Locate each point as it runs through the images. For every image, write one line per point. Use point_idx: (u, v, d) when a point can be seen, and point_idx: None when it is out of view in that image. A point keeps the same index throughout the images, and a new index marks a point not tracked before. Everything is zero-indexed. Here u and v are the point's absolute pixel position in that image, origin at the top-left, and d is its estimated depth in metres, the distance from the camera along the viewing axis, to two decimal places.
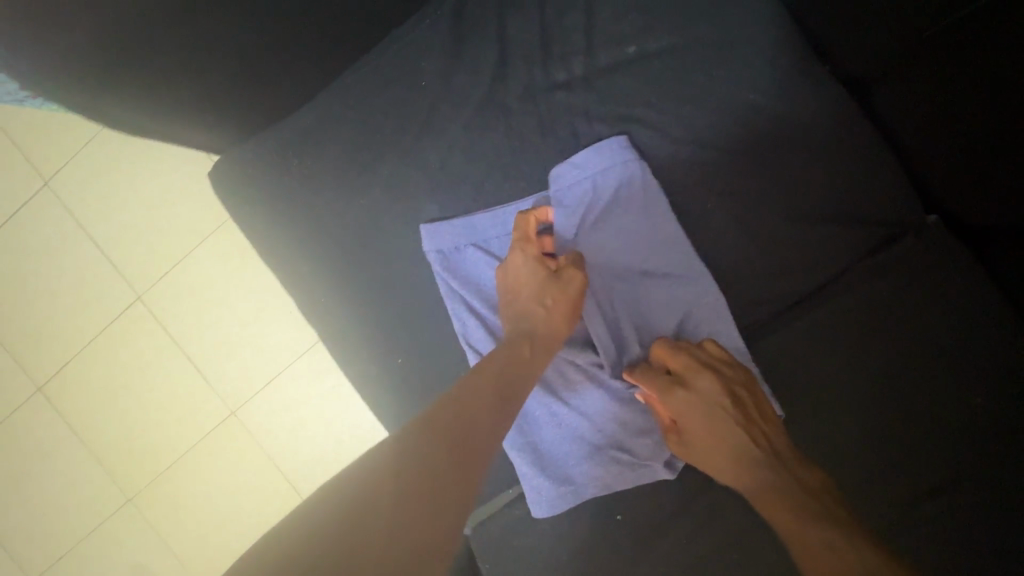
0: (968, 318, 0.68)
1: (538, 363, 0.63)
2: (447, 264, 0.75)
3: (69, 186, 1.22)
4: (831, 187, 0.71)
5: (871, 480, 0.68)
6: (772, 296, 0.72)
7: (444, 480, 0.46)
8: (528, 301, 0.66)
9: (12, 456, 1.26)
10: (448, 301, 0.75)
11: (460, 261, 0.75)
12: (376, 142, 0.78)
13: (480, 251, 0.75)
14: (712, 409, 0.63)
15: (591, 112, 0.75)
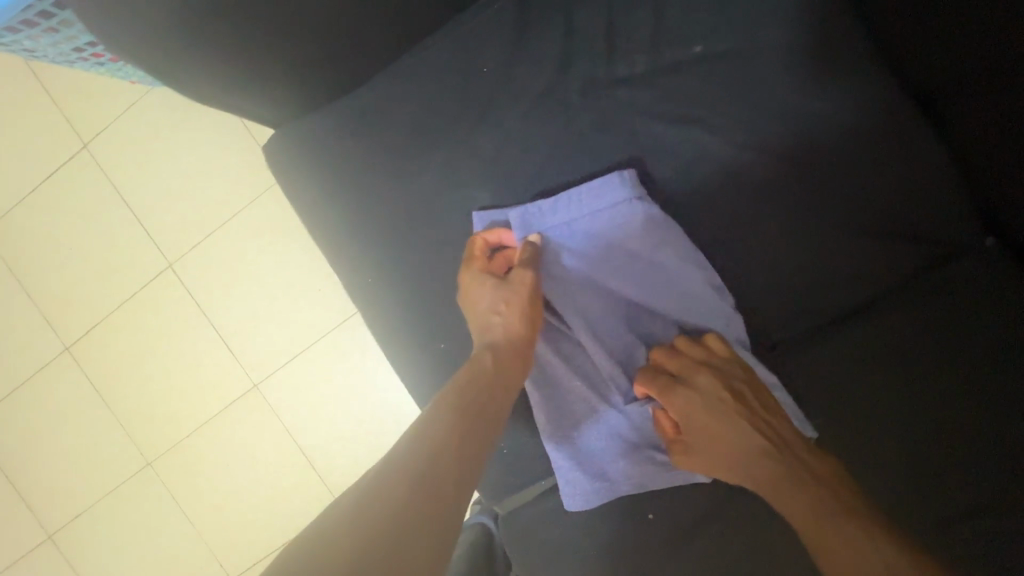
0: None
1: (507, 367, 0.66)
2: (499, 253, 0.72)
3: (112, 157, 1.28)
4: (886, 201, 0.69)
5: (910, 494, 0.66)
6: (825, 307, 0.71)
7: (411, 509, 0.48)
8: (485, 311, 0.69)
9: (62, 433, 1.35)
10: None
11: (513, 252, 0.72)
12: (429, 135, 0.73)
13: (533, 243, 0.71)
14: (716, 407, 0.65)
15: (654, 109, 0.71)
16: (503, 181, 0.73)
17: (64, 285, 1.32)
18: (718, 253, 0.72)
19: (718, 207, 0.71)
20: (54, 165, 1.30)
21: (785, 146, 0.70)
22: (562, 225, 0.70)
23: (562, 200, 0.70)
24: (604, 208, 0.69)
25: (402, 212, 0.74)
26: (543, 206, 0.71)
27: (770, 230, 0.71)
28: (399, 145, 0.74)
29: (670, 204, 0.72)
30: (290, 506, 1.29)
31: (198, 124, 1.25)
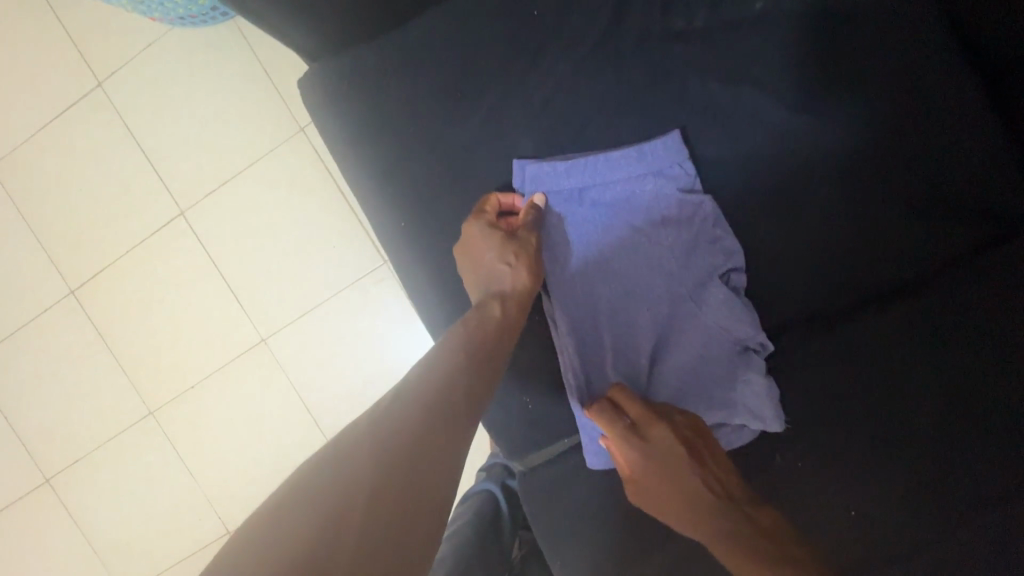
0: None
1: (509, 321, 0.65)
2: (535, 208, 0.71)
3: (127, 97, 1.24)
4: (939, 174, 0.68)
5: (930, 478, 0.63)
6: (864, 279, 0.70)
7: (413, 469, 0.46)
8: (490, 264, 0.67)
9: (63, 378, 1.33)
10: None
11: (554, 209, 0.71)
12: (474, 78, 0.71)
13: (571, 201, 0.71)
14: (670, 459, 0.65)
15: (708, 66, 0.69)
16: (549, 133, 0.71)
17: (72, 227, 1.29)
18: (763, 219, 0.70)
19: (766, 172, 0.70)
20: (67, 101, 1.26)
21: (839, 114, 0.68)
22: (601, 187, 0.70)
23: (606, 158, 0.69)
24: (644, 175, 0.70)
25: (441, 157, 0.72)
26: (587, 163, 0.70)
27: (818, 199, 0.69)
28: (444, 88, 0.71)
29: (717, 166, 0.70)
30: (293, 463, 1.28)
31: (220, 68, 1.21)
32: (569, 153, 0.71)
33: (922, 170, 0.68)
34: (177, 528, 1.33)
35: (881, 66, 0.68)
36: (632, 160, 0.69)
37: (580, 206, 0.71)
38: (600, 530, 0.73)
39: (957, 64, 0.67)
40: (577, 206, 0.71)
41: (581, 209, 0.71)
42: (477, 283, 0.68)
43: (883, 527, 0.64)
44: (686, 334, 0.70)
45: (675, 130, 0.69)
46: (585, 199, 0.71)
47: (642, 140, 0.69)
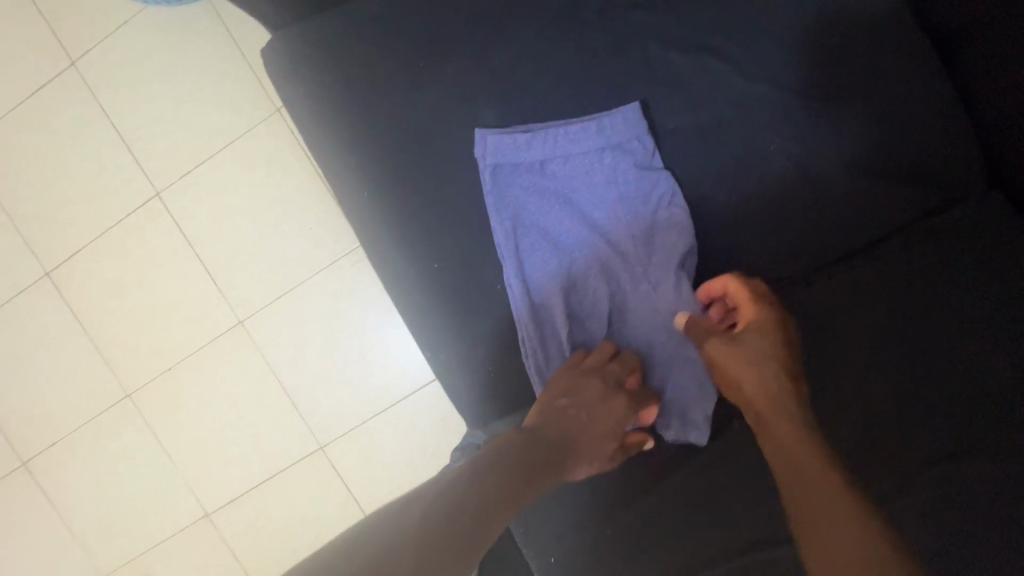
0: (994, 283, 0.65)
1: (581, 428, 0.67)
2: (496, 176, 0.71)
3: (99, 76, 1.23)
4: (892, 137, 0.68)
5: (865, 432, 0.65)
6: (821, 246, 0.71)
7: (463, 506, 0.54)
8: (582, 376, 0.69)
9: (39, 360, 1.32)
10: (494, 218, 0.71)
11: (512, 180, 0.71)
12: (438, 44, 0.71)
13: (531, 171, 0.71)
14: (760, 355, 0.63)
15: (669, 35, 0.70)
16: (512, 101, 0.71)
17: (46, 208, 1.28)
18: (725, 186, 0.71)
19: (727, 140, 0.70)
20: (40, 81, 1.25)
21: (798, 83, 0.69)
22: (561, 159, 0.71)
23: (566, 132, 0.70)
24: (601, 149, 0.70)
25: (406, 127, 0.72)
26: (547, 134, 0.70)
27: (780, 166, 0.70)
28: (408, 55, 0.71)
29: (679, 134, 0.71)
30: (272, 445, 1.28)
31: (194, 47, 1.20)
32: (530, 123, 0.71)
33: (878, 135, 0.68)
34: (156, 511, 1.33)
35: (839, 35, 0.68)
36: (585, 131, 0.69)
37: (538, 177, 0.71)
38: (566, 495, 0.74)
39: (913, 31, 0.68)
40: (536, 179, 0.71)
41: (542, 180, 0.71)
42: (556, 413, 0.67)
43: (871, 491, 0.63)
44: (643, 313, 0.72)
45: (634, 102, 0.69)
46: (542, 171, 0.71)
47: (599, 112, 0.70)
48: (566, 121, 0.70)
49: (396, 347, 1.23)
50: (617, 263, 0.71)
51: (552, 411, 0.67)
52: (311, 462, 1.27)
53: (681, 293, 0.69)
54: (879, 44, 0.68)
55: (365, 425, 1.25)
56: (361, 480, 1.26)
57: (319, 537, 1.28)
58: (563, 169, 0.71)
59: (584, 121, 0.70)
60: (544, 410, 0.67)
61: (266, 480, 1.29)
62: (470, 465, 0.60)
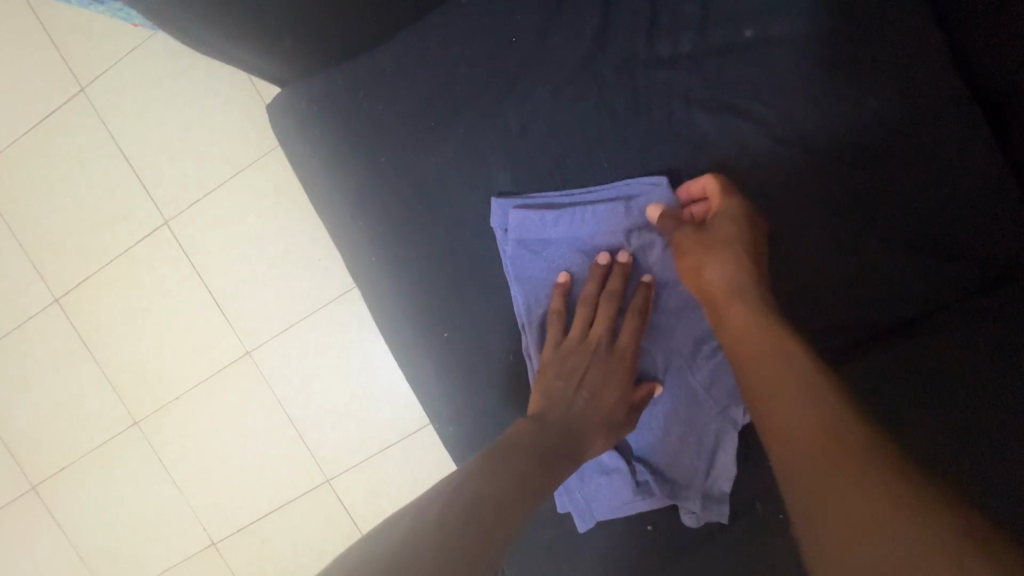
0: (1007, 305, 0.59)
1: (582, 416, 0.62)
2: (515, 249, 0.67)
3: (109, 103, 1.22)
4: (933, 208, 0.64)
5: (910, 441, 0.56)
6: (855, 323, 0.66)
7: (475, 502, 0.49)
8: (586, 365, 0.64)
9: (47, 385, 1.32)
10: (512, 290, 0.68)
11: (531, 251, 0.67)
12: (453, 102, 0.69)
13: (556, 246, 0.67)
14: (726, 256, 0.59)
15: (693, 95, 0.67)
16: (527, 161, 0.68)
17: (55, 234, 1.27)
18: None
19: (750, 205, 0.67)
20: (50, 106, 1.24)
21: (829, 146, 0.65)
22: (586, 237, 0.67)
23: (592, 213, 0.66)
24: (631, 231, 0.66)
25: (416, 187, 0.70)
26: (573, 213, 0.66)
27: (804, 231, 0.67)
28: (420, 113, 0.69)
29: None
30: (277, 476, 1.27)
31: (204, 76, 1.19)
32: (553, 195, 0.67)
33: (918, 207, 0.64)
34: (163, 538, 1.32)
35: (876, 96, 0.64)
36: (613, 210, 0.66)
37: (560, 252, 0.67)
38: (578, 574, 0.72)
39: (959, 97, 0.63)
40: (558, 254, 0.68)
41: (566, 256, 0.68)
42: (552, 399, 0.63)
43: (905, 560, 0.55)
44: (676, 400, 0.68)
45: (661, 175, 0.65)
46: (564, 246, 0.67)
47: (631, 181, 0.66)
48: (593, 197, 0.66)
49: (404, 381, 1.21)
50: (646, 345, 0.68)
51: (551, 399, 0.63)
52: (317, 494, 1.26)
53: (710, 381, 0.66)
54: (920, 108, 0.63)
55: (371, 459, 1.23)
56: (367, 514, 1.24)
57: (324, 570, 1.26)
58: (588, 247, 0.67)
59: (610, 195, 0.66)
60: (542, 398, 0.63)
61: (273, 511, 1.28)
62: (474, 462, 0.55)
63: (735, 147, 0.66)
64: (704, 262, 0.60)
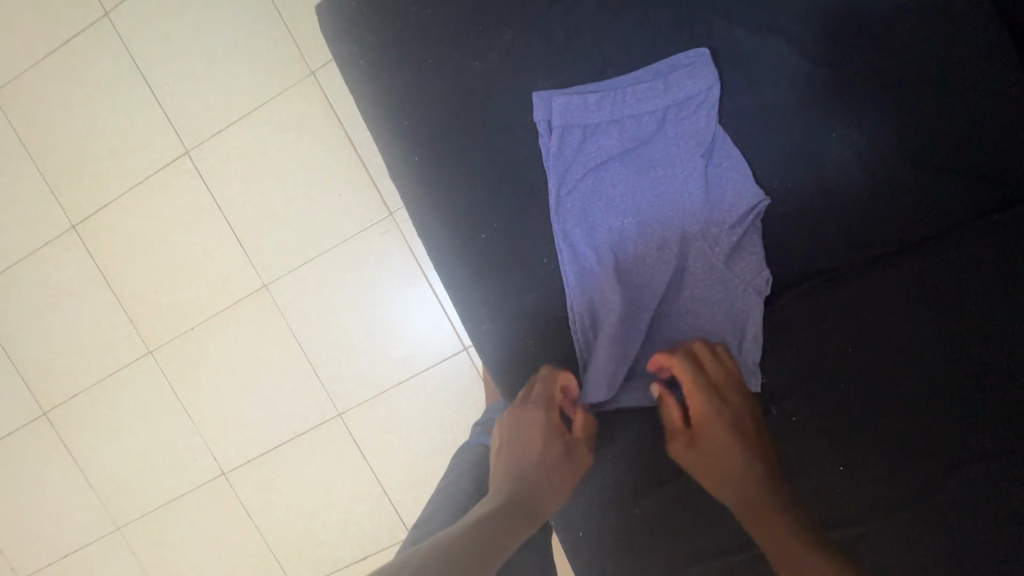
0: (978, 264, 0.61)
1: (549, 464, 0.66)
2: (559, 138, 0.67)
3: (132, 30, 1.22)
4: (972, 132, 0.62)
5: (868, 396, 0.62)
6: (876, 235, 0.65)
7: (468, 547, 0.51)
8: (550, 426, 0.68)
9: (61, 311, 1.33)
10: (551, 179, 0.67)
11: (571, 139, 0.67)
12: (492, 8, 0.67)
13: (595, 136, 0.68)
14: (735, 429, 0.64)
15: (736, 13, 0.66)
16: (568, 71, 0.67)
17: (74, 161, 1.27)
18: (786, 172, 0.66)
19: (789, 123, 0.66)
20: (72, 30, 1.23)
21: (882, 67, 0.63)
22: (627, 118, 0.67)
23: (634, 90, 0.66)
24: (669, 106, 0.66)
25: (460, 92, 0.68)
26: (616, 93, 0.66)
27: (840, 156, 0.65)
28: (462, 17, 0.67)
29: (739, 117, 0.67)
30: (289, 410, 1.29)
31: (233, 7, 1.18)
32: (597, 83, 0.67)
33: (963, 131, 0.62)
34: (172, 467, 1.34)
35: (933, 19, 0.62)
36: (648, 89, 0.66)
37: (597, 136, 0.68)
38: (601, 484, 0.69)
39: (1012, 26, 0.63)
40: (597, 140, 0.68)
41: (605, 140, 0.68)
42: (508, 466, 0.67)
43: (872, 496, 0.59)
44: (696, 288, 0.68)
45: (704, 49, 0.65)
46: (602, 130, 0.67)
47: (670, 65, 0.65)
48: (636, 77, 0.66)
49: (419, 320, 1.24)
50: (674, 225, 0.67)
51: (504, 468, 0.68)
52: (327, 429, 1.28)
53: (728, 261, 0.66)
54: (977, 32, 0.62)
55: (384, 395, 1.26)
56: (377, 449, 1.27)
57: (333, 502, 1.29)
58: (621, 125, 0.67)
59: (648, 76, 0.66)
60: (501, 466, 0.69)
61: (283, 444, 1.30)
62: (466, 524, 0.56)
63: (776, 67, 0.65)
64: (718, 426, 0.64)
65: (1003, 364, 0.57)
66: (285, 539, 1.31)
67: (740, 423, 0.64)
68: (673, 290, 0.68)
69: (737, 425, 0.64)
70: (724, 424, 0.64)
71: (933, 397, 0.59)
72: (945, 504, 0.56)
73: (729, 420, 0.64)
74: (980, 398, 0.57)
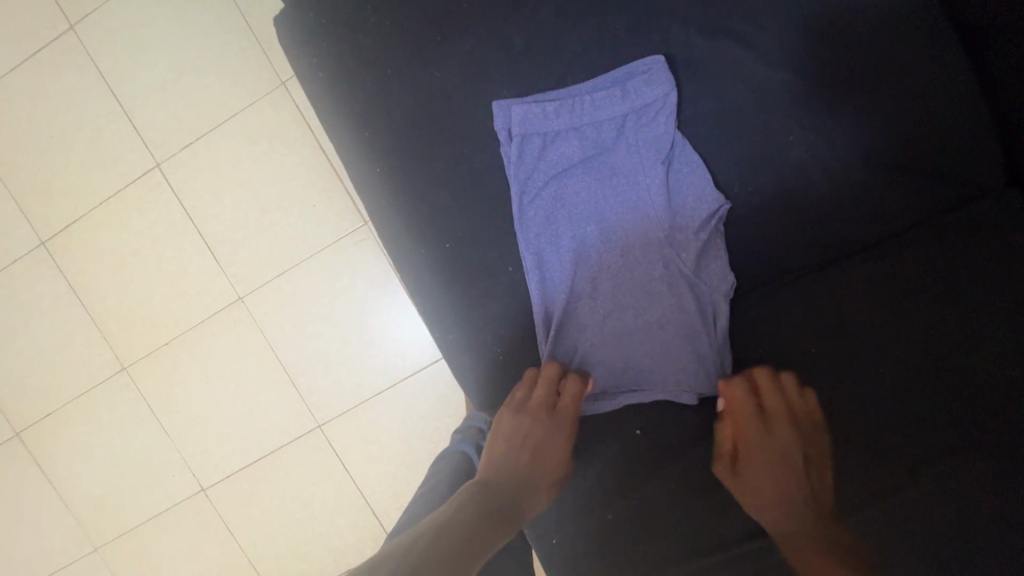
0: (936, 258, 0.61)
1: (534, 468, 0.65)
2: (521, 147, 0.67)
3: (98, 42, 1.20)
4: (923, 136, 0.63)
5: (832, 396, 0.61)
6: (835, 239, 0.66)
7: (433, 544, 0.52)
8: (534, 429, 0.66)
9: (32, 329, 1.30)
10: (513, 187, 0.67)
11: (532, 147, 0.67)
12: (450, 17, 0.67)
13: (556, 143, 0.68)
14: (778, 461, 0.60)
15: (692, 18, 0.66)
16: (528, 78, 0.67)
17: (42, 176, 1.25)
18: (746, 176, 0.67)
19: (747, 127, 0.66)
20: (37, 43, 1.22)
21: (835, 71, 0.64)
22: (587, 125, 0.67)
23: (592, 98, 0.66)
24: (629, 113, 0.66)
25: (421, 102, 0.68)
26: (576, 100, 0.66)
27: (798, 158, 0.66)
28: (420, 27, 0.67)
29: (699, 121, 0.67)
30: (268, 424, 1.27)
31: (200, 18, 1.18)
32: (557, 91, 0.67)
33: (914, 134, 0.63)
34: (150, 485, 1.32)
35: (884, 23, 0.63)
36: (607, 97, 0.66)
37: (558, 143, 0.68)
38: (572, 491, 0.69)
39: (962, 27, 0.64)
40: (559, 147, 0.68)
41: (566, 148, 0.68)
42: (498, 452, 0.67)
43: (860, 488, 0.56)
44: (661, 295, 0.68)
45: (660, 55, 0.65)
46: (562, 137, 0.67)
47: (628, 71, 0.66)
48: (594, 84, 0.66)
49: (397, 329, 1.23)
50: (634, 231, 0.68)
51: (493, 450, 0.67)
52: (307, 441, 1.27)
53: (691, 266, 0.67)
54: (927, 36, 0.63)
55: (364, 405, 1.25)
56: (358, 460, 1.26)
57: (315, 515, 1.28)
58: (581, 132, 0.67)
59: (607, 83, 0.66)
60: (490, 444, 0.68)
61: (263, 458, 1.28)
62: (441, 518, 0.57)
63: (733, 72, 0.66)
64: (762, 454, 0.61)
65: (976, 358, 0.55)
66: (267, 554, 1.29)
67: (786, 454, 0.60)
68: (636, 296, 0.69)
69: (782, 453, 0.61)
70: (768, 452, 0.61)
71: (897, 392, 0.57)
72: (919, 502, 0.53)
73: (774, 448, 0.61)
74: (944, 388, 0.56)
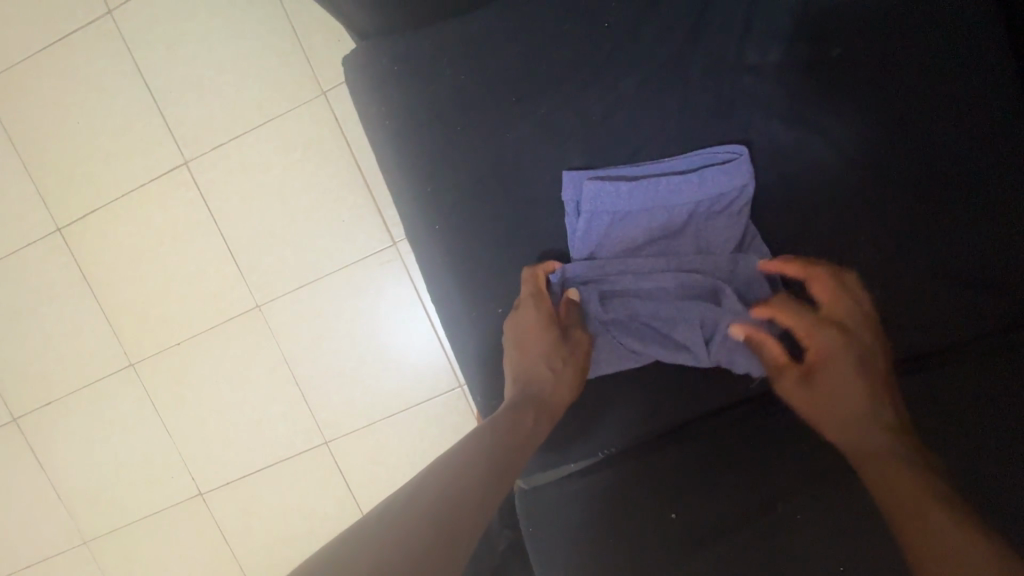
0: (983, 378, 0.62)
1: (552, 376, 0.65)
2: (589, 223, 0.66)
3: (136, 30, 1.16)
4: (988, 251, 0.63)
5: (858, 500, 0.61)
6: (893, 345, 0.64)
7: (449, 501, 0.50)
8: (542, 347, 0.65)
9: (38, 314, 1.27)
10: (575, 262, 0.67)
11: (599, 224, 0.66)
12: (531, 79, 0.66)
13: (626, 222, 0.66)
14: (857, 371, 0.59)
15: (775, 108, 0.65)
16: (603, 149, 0.67)
17: (63, 162, 1.22)
18: None
19: (818, 221, 0.66)
20: (72, 25, 1.17)
21: (910, 177, 0.64)
22: (660, 208, 0.65)
23: (668, 181, 0.65)
24: (700, 201, 0.65)
25: (490, 161, 0.67)
26: (651, 182, 0.65)
27: (867, 259, 0.65)
28: (498, 86, 0.66)
29: (768, 211, 0.67)
30: (275, 434, 1.25)
31: (247, 18, 1.14)
32: (632, 172, 0.66)
33: (978, 248, 0.63)
34: (147, 484, 1.30)
35: (966, 133, 0.63)
36: (681, 183, 0.64)
37: (627, 222, 0.66)
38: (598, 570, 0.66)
39: None
40: (627, 226, 0.66)
41: (636, 226, 0.66)
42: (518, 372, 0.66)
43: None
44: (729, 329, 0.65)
45: (743, 147, 0.65)
46: (632, 218, 0.66)
47: (705, 157, 0.65)
48: (670, 166, 0.65)
49: (414, 352, 1.21)
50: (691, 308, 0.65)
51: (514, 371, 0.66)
52: (312, 456, 1.25)
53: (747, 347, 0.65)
54: (1007, 152, 0.63)
55: (374, 425, 1.23)
56: (363, 479, 1.24)
57: (314, 530, 1.26)
58: (652, 214, 0.66)
59: (682, 168, 0.65)
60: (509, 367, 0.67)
61: (265, 468, 1.26)
62: (448, 470, 0.55)
63: (809, 166, 0.65)
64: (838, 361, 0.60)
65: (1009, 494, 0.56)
66: (261, 564, 1.28)
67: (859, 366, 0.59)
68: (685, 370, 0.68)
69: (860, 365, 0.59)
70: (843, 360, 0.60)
71: None
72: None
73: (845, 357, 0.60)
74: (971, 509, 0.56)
